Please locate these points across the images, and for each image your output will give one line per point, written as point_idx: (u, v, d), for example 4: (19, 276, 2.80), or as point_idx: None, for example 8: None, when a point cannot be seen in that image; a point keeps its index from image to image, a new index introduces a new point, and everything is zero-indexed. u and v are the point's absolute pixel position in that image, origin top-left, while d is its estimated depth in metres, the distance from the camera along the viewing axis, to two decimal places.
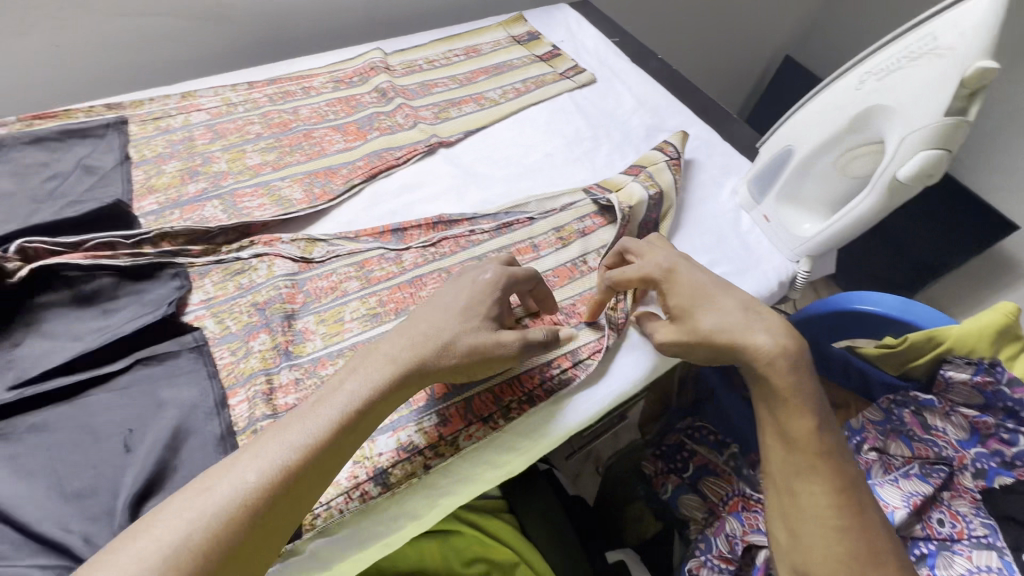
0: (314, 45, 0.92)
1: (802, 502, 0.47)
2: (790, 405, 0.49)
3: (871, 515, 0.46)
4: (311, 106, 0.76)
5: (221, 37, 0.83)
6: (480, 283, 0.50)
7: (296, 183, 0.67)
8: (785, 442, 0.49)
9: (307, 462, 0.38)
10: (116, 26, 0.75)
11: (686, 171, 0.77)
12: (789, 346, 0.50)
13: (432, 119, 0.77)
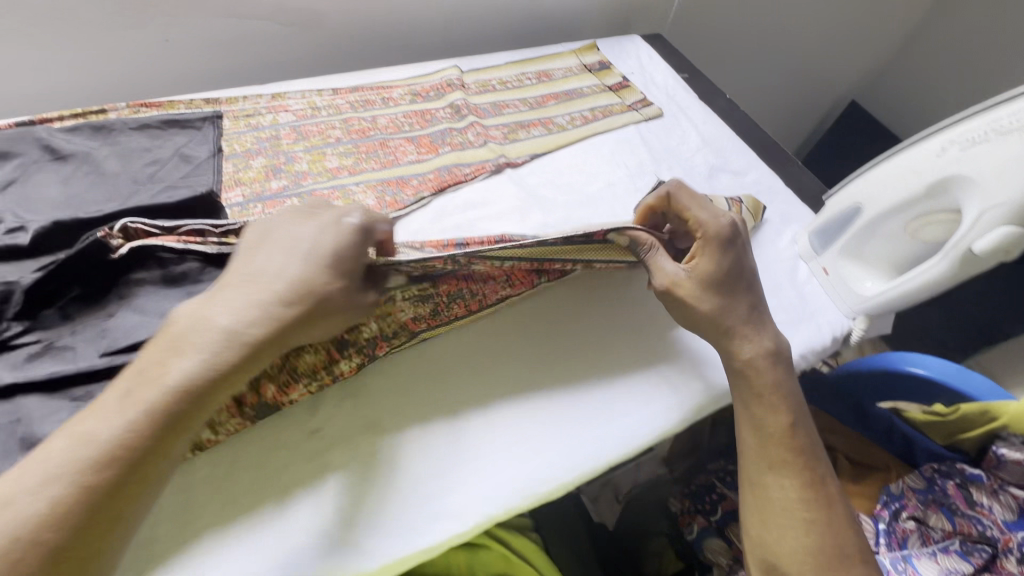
0: (393, 57, 0.97)
1: (772, 493, 0.54)
2: (766, 402, 0.57)
3: (834, 509, 0.54)
4: (388, 116, 0.80)
5: (310, 41, 0.89)
6: (343, 227, 0.49)
7: (369, 190, 0.69)
8: (760, 439, 0.56)
9: (112, 430, 0.36)
10: (220, 26, 0.81)
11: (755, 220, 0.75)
12: (771, 347, 0.59)
13: (501, 139, 0.80)
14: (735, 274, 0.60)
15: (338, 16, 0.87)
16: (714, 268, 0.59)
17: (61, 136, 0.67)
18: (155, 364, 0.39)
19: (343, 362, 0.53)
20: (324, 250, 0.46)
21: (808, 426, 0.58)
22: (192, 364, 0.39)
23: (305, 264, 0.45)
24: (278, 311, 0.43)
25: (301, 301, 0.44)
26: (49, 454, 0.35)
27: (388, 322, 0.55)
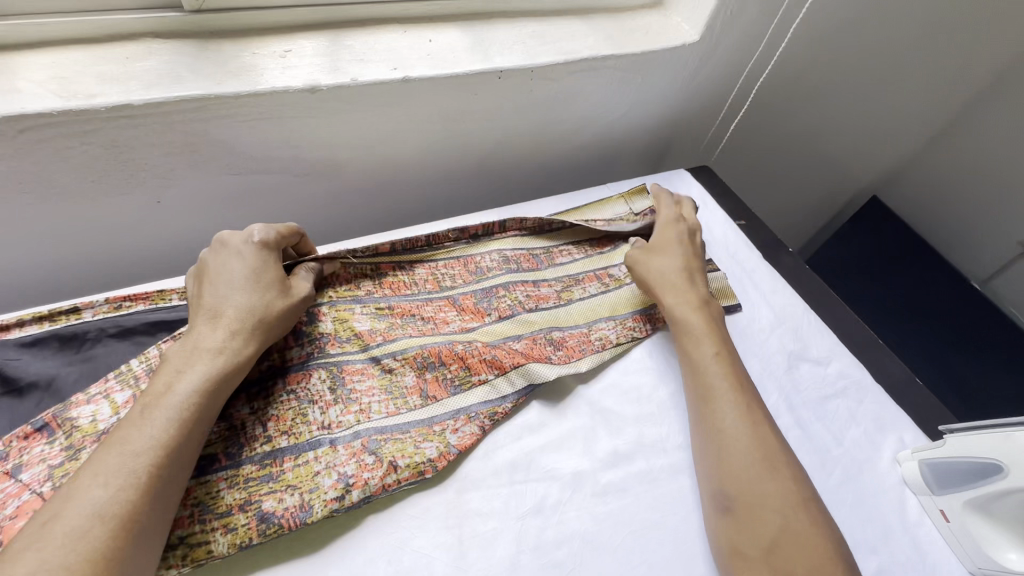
0: (420, 193, 0.86)
1: (712, 418, 0.57)
2: (692, 338, 0.63)
3: (766, 430, 0.56)
4: (428, 266, 0.71)
5: (330, 187, 0.77)
6: (252, 243, 0.55)
7: (409, 364, 0.59)
8: (693, 370, 0.61)
9: (147, 436, 0.41)
10: (225, 182, 0.69)
11: (744, 333, 0.73)
12: (698, 298, 0.67)
13: (554, 300, 0.71)
14: (680, 237, 0.74)
15: (361, 162, 0.76)
16: (665, 236, 0.74)
17: (18, 357, 0.53)
18: (164, 383, 0.45)
19: (295, 348, 0.57)
20: (245, 271, 0.53)
21: (739, 364, 0.62)
22: (196, 375, 0.46)
23: (242, 288, 0.51)
24: (235, 328, 0.49)
25: (253, 313, 0.51)
26: (80, 495, 0.38)
27: (344, 325, 0.61)
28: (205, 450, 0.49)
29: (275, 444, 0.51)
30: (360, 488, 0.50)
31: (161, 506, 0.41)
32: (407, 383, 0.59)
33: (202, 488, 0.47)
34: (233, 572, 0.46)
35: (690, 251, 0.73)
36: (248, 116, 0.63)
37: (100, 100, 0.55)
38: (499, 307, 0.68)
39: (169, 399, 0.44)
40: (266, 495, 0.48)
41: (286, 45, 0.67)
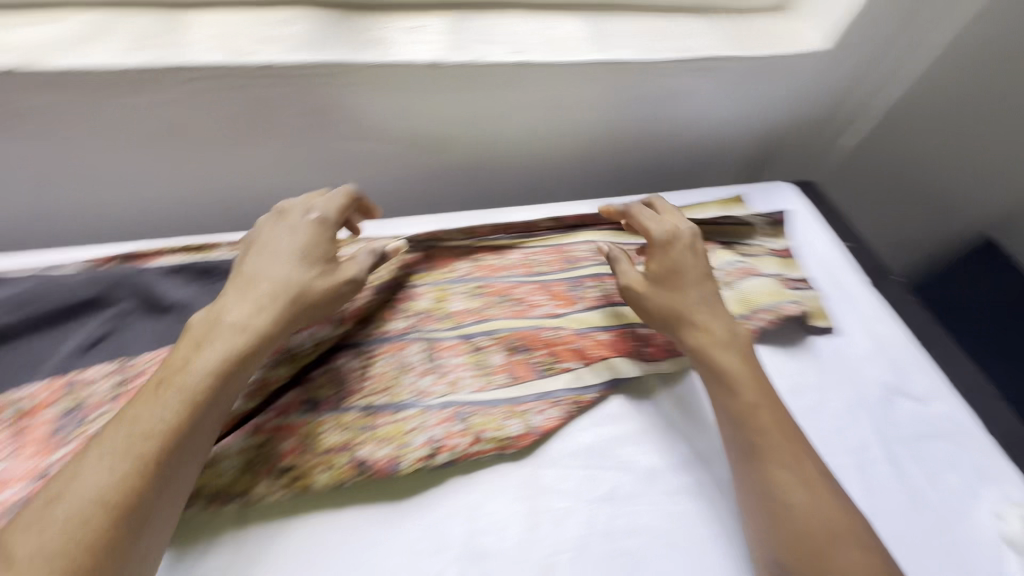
0: (517, 179, 0.87)
1: (759, 479, 0.52)
2: (724, 384, 0.57)
3: (820, 491, 0.51)
4: (523, 251, 0.72)
5: (435, 162, 0.80)
6: (309, 221, 0.57)
7: (500, 343, 0.63)
8: (731, 423, 0.56)
9: (152, 419, 0.42)
10: (344, 146, 0.73)
11: (837, 357, 0.70)
12: (724, 336, 0.60)
13: None
14: (683, 262, 0.65)
15: (467, 140, 0.78)
16: (667, 258, 0.65)
17: (163, 282, 0.59)
18: (179, 362, 0.46)
19: (398, 320, 0.62)
20: (292, 249, 0.54)
21: (781, 410, 0.56)
22: (208, 360, 0.46)
23: (286, 264, 0.53)
24: (267, 305, 0.50)
25: (286, 291, 0.51)
26: (83, 473, 0.39)
27: (440, 304, 0.65)
28: (316, 393, 0.54)
29: (374, 399, 0.54)
30: (447, 451, 0.52)
31: (166, 487, 0.41)
32: (495, 362, 0.61)
33: (310, 425, 0.51)
34: (327, 508, 0.49)
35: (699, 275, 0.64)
36: (375, 86, 0.66)
37: (253, 58, 0.60)
38: (589, 297, 0.69)
39: (183, 381, 0.45)
40: (364, 442, 0.51)
41: (417, 21, 0.70)
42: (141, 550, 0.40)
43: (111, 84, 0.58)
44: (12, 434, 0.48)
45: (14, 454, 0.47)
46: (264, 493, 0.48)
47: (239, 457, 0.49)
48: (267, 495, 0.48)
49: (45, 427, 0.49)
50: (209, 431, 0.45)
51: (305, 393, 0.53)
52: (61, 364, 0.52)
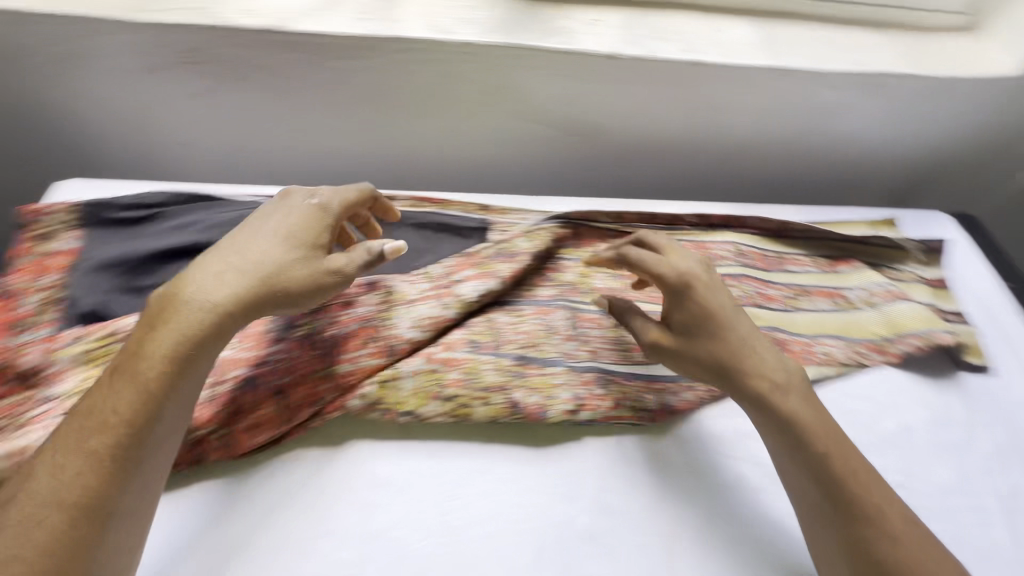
0: (657, 178, 0.89)
1: (836, 536, 0.46)
2: (788, 431, 0.50)
3: (907, 546, 0.45)
4: (664, 243, 0.74)
5: (584, 151, 0.83)
6: (306, 207, 0.52)
7: None
8: (801, 475, 0.49)
9: (108, 405, 0.40)
10: (508, 126, 0.78)
11: (991, 397, 0.66)
12: (783, 379, 0.53)
13: (781, 303, 0.71)
14: (719, 306, 0.55)
15: (620, 132, 0.81)
16: (705, 304, 0.54)
17: None
18: (134, 346, 0.43)
19: (546, 287, 0.67)
20: (279, 231, 0.50)
21: (854, 455, 0.50)
22: (167, 340, 0.42)
23: (269, 246, 0.49)
24: (234, 284, 0.46)
25: (259, 273, 0.47)
26: (43, 469, 0.38)
27: (584, 278, 0.69)
28: (474, 336, 0.59)
29: (524, 351, 0.59)
30: (589, 410, 0.57)
31: (135, 477, 0.40)
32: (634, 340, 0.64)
33: (471, 363, 0.56)
34: (476, 438, 0.55)
35: (737, 324, 0.54)
36: (553, 70, 0.71)
37: (454, 36, 0.67)
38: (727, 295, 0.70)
39: (136, 365, 0.42)
40: (516, 387, 0.56)
41: (596, 15, 0.74)
42: (113, 546, 0.38)
43: (336, 48, 0.66)
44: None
45: (239, 340, 0.55)
46: (429, 415, 0.54)
47: (412, 379, 0.54)
48: (432, 417, 0.54)
49: (262, 324, 0.56)
50: (172, 422, 0.42)
51: (467, 334, 0.59)
52: None
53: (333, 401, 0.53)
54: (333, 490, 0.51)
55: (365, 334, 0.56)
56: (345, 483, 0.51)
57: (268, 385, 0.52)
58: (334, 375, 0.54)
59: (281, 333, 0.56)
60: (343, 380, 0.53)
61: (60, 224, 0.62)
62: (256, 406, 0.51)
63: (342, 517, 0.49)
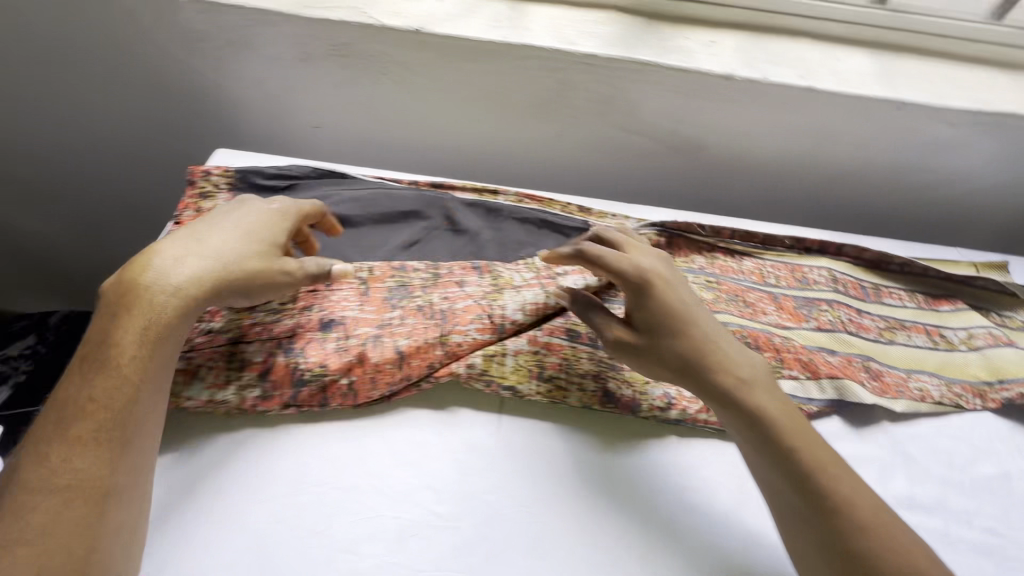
0: (750, 200, 0.90)
1: (805, 527, 0.47)
2: (754, 422, 0.51)
3: (874, 541, 0.45)
4: (756, 262, 0.76)
5: (682, 166, 0.86)
6: (270, 210, 0.59)
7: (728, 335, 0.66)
8: (771, 469, 0.49)
9: (88, 392, 0.46)
10: (613, 136, 0.82)
11: None
12: (748, 375, 0.53)
13: (875, 333, 0.70)
14: (681, 301, 0.55)
15: (721, 151, 0.83)
16: (668, 303, 0.54)
17: (462, 212, 0.73)
18: (100, 345, 0.48)
19: None
20: (238, 227, 0.56)
21: (819, 448, 0.49)
22: (128, 335, 0.48)
23: (234, 239, 0.55)
24: (202, 271, 0.52)
25: (219, 261, 0.53)
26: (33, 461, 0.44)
27: None
28: (573, 327, 0.63)
29: None
30: (678, 409, 0.60)
31: (124, 457, 0.46)
32: None
33: (570, 350, 0.61)
34: (569, 421, 0.59)
35: (697, 323, 0.54)
36: (665, 86, 0.74)
37: (577, 48, 0.72)
38: (819, 319, 0.70)
39: (108, 361, 0.47)
40: (611, 377, 0.61)
41: (713, 36, 0.77)
42: (116, 515, 0.44)
43: (468, 52, 0.73)
44: (361, 289, 0.63)
45: (364, 303, 0.61)
46: (528, 392, 0.58)
47: (515, 357, 0.60)
48: (530, 394, 0.58)
49: (383, 292, 0.63)
50: (148, 402, 0.48)
51: (567, 324, 0.63)
52: (394, 254, 0.68)
53: (444, 366, 0.57)
54: (437, 447, 0.56)
55: (475, 309, 0.60)
56: (443, 445, 0.56)
57: (389, 343, 0.57)
58: (446, 342, 0.58)
59: (398, 301, 0.62)
60: (455, 348, 0.57)
61: (217, 185, 0.71)
62: (378, 361, 0.56)
63: (441, 474, 0.54)
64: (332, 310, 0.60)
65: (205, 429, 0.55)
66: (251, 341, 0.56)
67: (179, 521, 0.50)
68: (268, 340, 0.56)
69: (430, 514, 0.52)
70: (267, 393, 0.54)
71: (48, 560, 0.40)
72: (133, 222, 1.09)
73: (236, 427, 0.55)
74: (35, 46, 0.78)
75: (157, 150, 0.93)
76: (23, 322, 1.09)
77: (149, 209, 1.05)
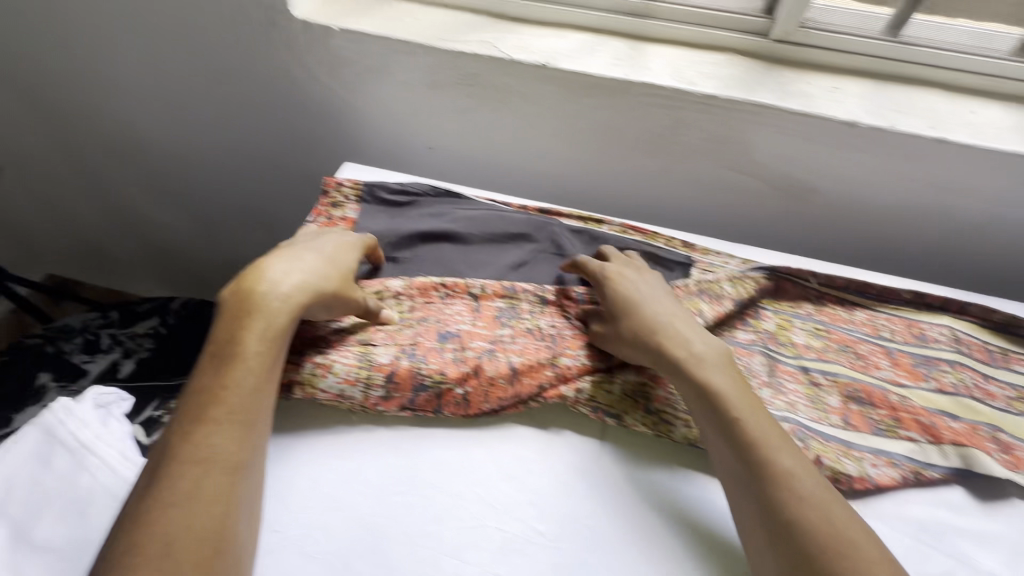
0: (856, 247, 0.88)
1: (745, 495, 0.49)
2: (704, 395, 0.54)
3: (805, 506, 0.46)
4: (869, 313, 0.73)
5: (788, 208, 0.85)
6: (347, 240, 0.65)
7: (836, 387, 0.65)
8: (721, 445, 0.52)
9: (221, 380, 0.50)
10: (720, 174, 0.83)
11: None
12: (706, 355, 0.56)
13: (1004, 402, 0.65)
14: (639, 292, 0.63)
15: (833, 196, 0.81)
16: (632, 294, 0.62)
17: (568, 238, 0.76)
18: (227, 341, 0.52)
19: (743, 331, 0.69)
20: (326, 252, 0.62)
21: (766, 423, 0.52)
22: (256, 333, 0.52)
23: (324, 260, 0.60)
24: (303, 284, 0.56)
25: (318, 277, 0.58)
26: (178, 441, 0.47)
27: (783, 331, 0.70)
28: None
29: None
30: None
31: (253, 441, 0.50)
32: (831, 403, 0.63)
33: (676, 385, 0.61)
34: (671, 457, 0.59)
35: (659, 309, 0.61)
36: (782, 129, 0.74)
37: (697, 88, 0.73)
38: (940, 381, 0.66)
39: (236, 355, 0.51)
40: None
41: (835, 83, 0.76)
42: (249, 493, 0.48)
43: (590, 86, 0.76)
44: (474, 305, 0.66)
45: (476, 318, 0.65)
46: (632, 424, 0.59)
47: (620, 387, 0.60)
48: (634, 426, 0.59)
49: (494, 310, 0.66)
50: (269, 392, 0.52)
51: None
52: (502, 274, 0.70)
53: (553, 387, 0.60)
54: (539, 466, 0.57)
55: (583, 337, 0.63)
56: (547, 465, 0.57)
57: (503, 359, 0.60)
58: (556, 364, 0.61)
59: (507, 320, 0.65)
60: (565, 370, 0.60)
61: (346, 197, 0.77)
62: (493, 375, 0.59)
63: (545, 493, 0.55)
64: (449, 322, 0.64)
65: (329, 422, 0.59)
66: (379, 343, 0.60)
67: (301, 506, 0.53)
68: (394, 344, 0.60)
69: (533, 531, 0.53)
70: (390, 393, 0.57)
71: (198, 522, 0.44)
72: (250, 221, 1.19)
73: (356, 424, 0.59)
74: (200, 64, 0.88)
75: (284, 160, 1.03)
76: (148, 304, 1.21)
77: (267, 212, 1.15)
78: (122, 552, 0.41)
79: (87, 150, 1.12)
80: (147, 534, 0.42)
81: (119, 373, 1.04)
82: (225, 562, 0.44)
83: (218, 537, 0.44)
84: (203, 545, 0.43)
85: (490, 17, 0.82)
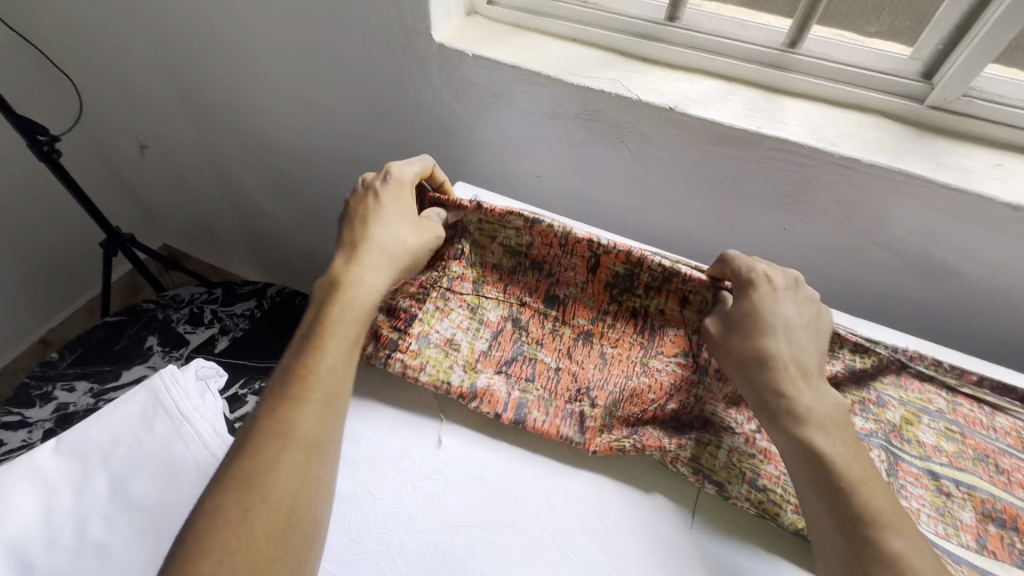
0: (991, 336, 0.79)
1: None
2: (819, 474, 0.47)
3: None
4: (1014, 420, 0.64)
5: (916, 284, 0.78)
6: (398, 182, 0.64)
7: (970, 502, 0.57)
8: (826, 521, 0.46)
9: (304, 358, 0.50)
10: (844, 239, 0.78)
11: None
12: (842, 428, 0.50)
13: None
14: (778, 312, 0.54)
15: (975, 280, 0.74)
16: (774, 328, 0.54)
17: None
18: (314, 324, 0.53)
19: (861, 418, 0.63)
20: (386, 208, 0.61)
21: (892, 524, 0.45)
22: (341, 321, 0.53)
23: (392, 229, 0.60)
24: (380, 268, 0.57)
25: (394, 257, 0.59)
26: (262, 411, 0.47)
27: (909, 428, 0.62)
28: None
29: None
30: None
31: (332, 419, 0.48)
32: (964, 519, 0.56)
33: None
34: (773, 541, 0.54)
35: (799, 351, 0.53)
36: (928, 202, 0.68)
37: (837, 149, 0.68)
38: None
39: (320, 336, 0.52)
40: None
41: (996, 159, 0.69)
42: (325, 471, 0.46)
43: (718, 133, 0.73)
44: (589, 267, 0.65)
45: (586, 286, 0.66)
46: (735, 496, 0.54)
47: (727, 452, 0.56)
48: (737, 499, 0.54)
49: (609, 275, 0.64)
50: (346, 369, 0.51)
51: None
52: None
53: (654, 439, 0.57)
54: (623, 527, 0.54)
55: (682, 342, 0.62)
56: (631, 528, 0.54)
57: (597, 347, 0.64)
58: (646, 365, 0.62)
59: (619, 292, 0.65)
60: (655, 372, 0.61)
61: None
62: (583, 356, 0.63)
63: (629, 556, 0.52)
64: (557, 286, 0.66)
65: (416, 439, 0.59)
66: (490, 298, 0.66)
67: (381, 519, 0.53)
68: (503, 303, 0.66)
69: None
70: (492, 348, 0.63)
71: (276, 493, 0.42)
72: None
73: (444, 445, 0.59)
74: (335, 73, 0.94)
75: None
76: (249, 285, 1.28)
77: None
78: (209, 510, 0.41)
79: (219, 139, 1.23)
80: (232, 497, 0.42)
81: (215, 348, 1.11)
82: (297, 537, 0.42)
83: (291, 507, 0.42)
84: (277, 517, 0.42)
85: (619, 55, 0.81)
